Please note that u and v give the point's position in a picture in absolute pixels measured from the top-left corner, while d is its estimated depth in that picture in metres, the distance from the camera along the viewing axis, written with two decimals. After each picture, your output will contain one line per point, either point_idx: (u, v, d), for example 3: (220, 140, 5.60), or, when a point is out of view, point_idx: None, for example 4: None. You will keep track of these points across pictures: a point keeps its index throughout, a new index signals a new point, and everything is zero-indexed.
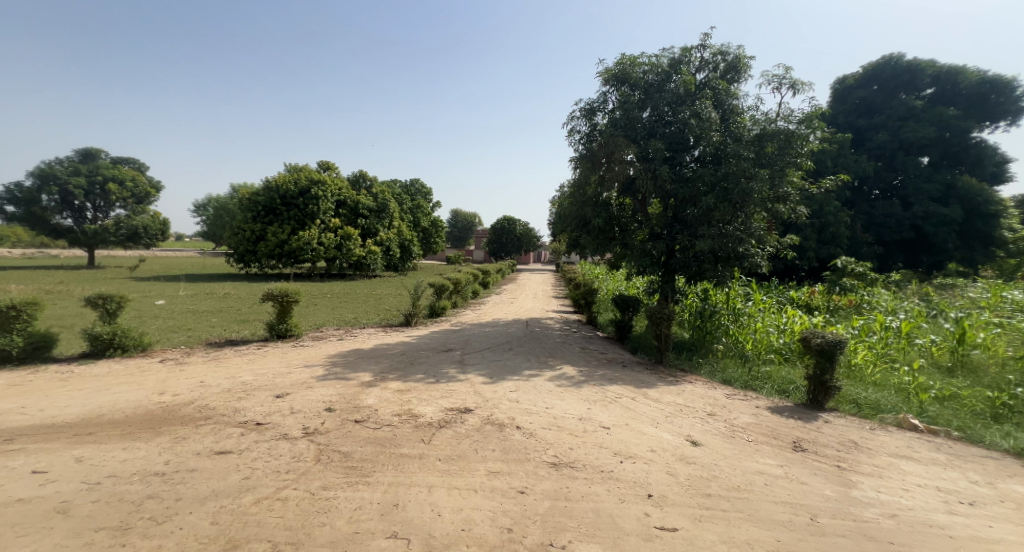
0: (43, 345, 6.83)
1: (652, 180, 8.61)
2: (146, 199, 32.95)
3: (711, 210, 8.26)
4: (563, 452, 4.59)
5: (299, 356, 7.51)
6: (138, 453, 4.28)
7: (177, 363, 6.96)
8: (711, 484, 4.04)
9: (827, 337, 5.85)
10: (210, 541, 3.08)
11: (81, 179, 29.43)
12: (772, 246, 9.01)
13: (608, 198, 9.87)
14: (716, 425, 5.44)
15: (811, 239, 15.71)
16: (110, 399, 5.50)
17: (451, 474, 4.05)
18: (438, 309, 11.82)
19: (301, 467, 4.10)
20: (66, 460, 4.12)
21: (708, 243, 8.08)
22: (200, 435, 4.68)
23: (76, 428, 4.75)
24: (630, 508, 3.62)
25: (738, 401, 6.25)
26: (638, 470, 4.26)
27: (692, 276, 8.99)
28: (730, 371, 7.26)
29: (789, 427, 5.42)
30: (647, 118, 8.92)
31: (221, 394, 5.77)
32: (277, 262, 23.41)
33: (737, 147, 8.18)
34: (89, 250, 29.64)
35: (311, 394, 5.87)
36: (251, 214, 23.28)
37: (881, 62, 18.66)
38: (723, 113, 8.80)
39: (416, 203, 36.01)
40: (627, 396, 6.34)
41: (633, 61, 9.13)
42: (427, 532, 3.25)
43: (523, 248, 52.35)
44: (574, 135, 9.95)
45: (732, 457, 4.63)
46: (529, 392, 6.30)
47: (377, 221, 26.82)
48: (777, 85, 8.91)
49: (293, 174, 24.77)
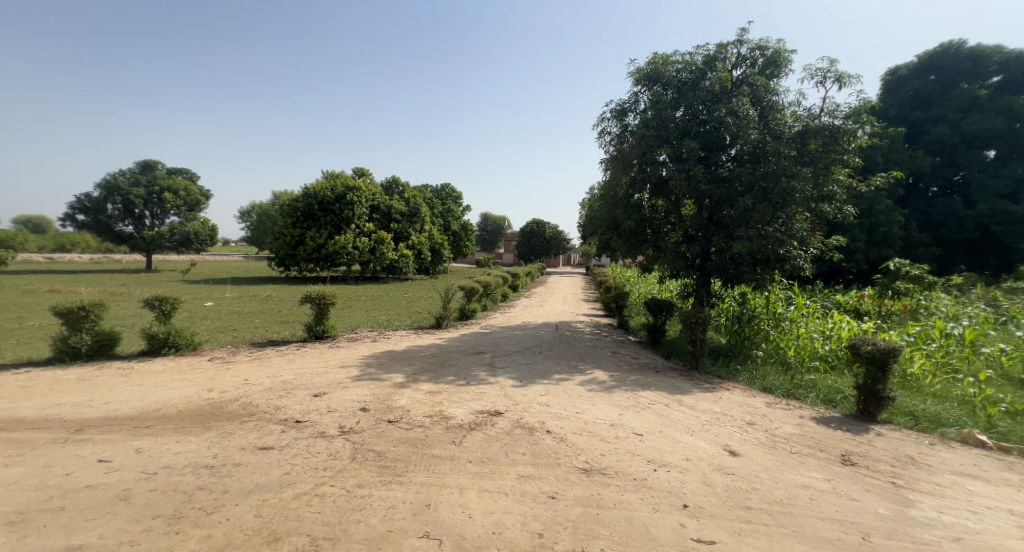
0: (108, 343, 7.36)
1: (687, 181, 8.31)
2: (197, 207, 34.91)
3: (749, 210, 7.92)
4: (595, 458, 4.53)
5: (335, 357, 7.76)
6: (190, 446, 4.55)
7: (224, 362, 7.35)
8: (752, 497, 3.88)
9: (879, 344, 5.51)
10: (254, 532, 3.23)
11: (141, 190, 31.58)
12: (816, 248, 8.54)
13: (640, 200, 9.63)
14: (756, 435, 5.22)
15: (861, 240, 14.84)
16: (164, 395, 5.86)
17: (482, 477, 4.08)
18: (468, 312, 11.93)
19: (337, 464, 4.24)
20: (127, 451, 4.43)
21: (745, 245, 7.72)
22: (245, 431, 4.92)
23: (136, 421, 5.10)
24: (664, 518, 3.52)
25: (780, 410, 5.96)
26: (673, 480, 4.15)
27: (730, 279, 8.64)
28: (771, 378, 6.95)
29: (836, 439, 5.13)
30: (681, 118, 8.70)
31: (264, 392, 6.04)
32: (315, 266, 24.32)
33: (778, 145, 7.83)
34: (147, 255, 31.90)
35: (345, 393, 6.05)
36: (292, 219, 24.30)
37: (938, 50, 17.46)
38: (762, 110, 8.47)
39: (447, 208, 36.79)
40: (660, 403, 6.18)
41: (665, 59, 8.97)
42: (459, 534, 3.28)
43: (553, 250, 52.11)
44: (605, 135, 9.82)
45: (774, 469, 4.41)
46: (560, 396, 6.26)
47: (409, 226, 27.40)
48: (821, 78, 8.50)
49: (331, 181, 25.66)
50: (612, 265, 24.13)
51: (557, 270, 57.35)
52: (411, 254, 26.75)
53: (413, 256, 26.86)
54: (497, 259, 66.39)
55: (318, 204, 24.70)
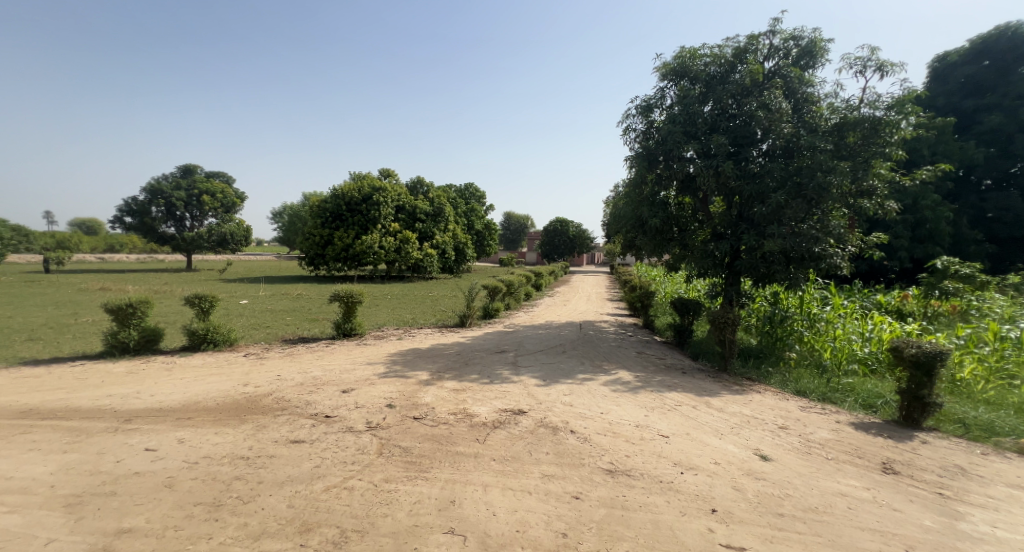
0: (153, 338, 7.77)
1: (715, 178, 8.08)
2: (233, 209, 36.35)
3: (782, 207, 7.63)
4: (620, 459, 4.48)
5: (363, 354, 7.96)
6: (228, 437, 4.76)
7: (259, 358, 7.65)
8: (785, 504, 3.75)
9: (924, 346, 5.22)
10: (287, 522, 3.36)
11: (182, 193, 33.15)
12: (854, 245, 8.17)
13: (667, 197, 9.44)
14: (789, 439, 5.04)
15: (904, 237, 14.15)
16: (203, 388, 6.16)
17: (506, 475, 4.10)
18: (491, 310, 12.00)
19: (364, 459, 4.35)
20: (171, 440, 4.67)
21: (778, 243, 7.43)
22: (278, 424, 5.12)
23: (179, 413, 5.37)
24: (691, 522, 3.45)
25: (815, 414, 5.74)
26: (700, 483, 4.06)
27: (760, 279, 8.34)
28: (806, 381, 6.70)
29: (877, 446, 4.90)
30: (709, 113, 8.48)
31: (296, 387, 6.26)
32: (343, 265, 25.00)
33: (814, 138, 7.52)
34: (187, 255, 33.50)
35: (372, 390, 6.20)
36: (321, 220, 25.05)
37: (994, 33, 16.34)
38: (796, 103, 8.17)
39: (471, 207, 37.10)
40: (687, 405, 6.05)
41: (693, 53, 8.76)
42: (483, 531, 3.31)
43: (577, 249, 51.75)
44: (630, 132, 9.67)
45: (808, 475, 4.25)
46: (584, 396, 6.21)
47: (434, 225, 27.72)
48: (861, 67, 8.10)
49: (358, 182, 26.26)
50: (637, 264, 23.73)
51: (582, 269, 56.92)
52: (435, 253, 27.09)
53: (437, 256, 27.20)
54: (521, 258, 66.44)
55: (346, 205, 25.34)
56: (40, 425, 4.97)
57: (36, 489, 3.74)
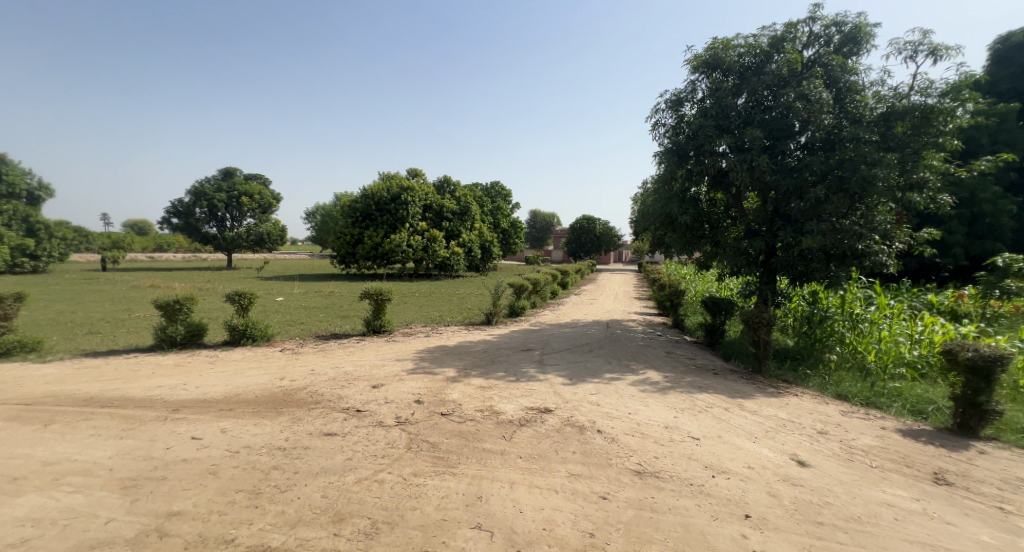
0: (198, 333, 8.20)
1: (749, 173, 7.79)
2: (270, 210, 37.83)
3: (822, 202, 7.28)
4: (648, 460, 4.40)
5: (391, 350, 8.13)
6: (266, 429, 4.98)
7: (294, 353, 7.95)
8: (824, 512, 3.59)
9: (982, 350, 4.86)
10: (321, 511, 3.48)
11: (223, 195, 34.74)
12: (903, 241, 7.70)
13: (698, 194, 9.20)
14: (829, 445, 4.81)
15: (959, 233, 13.24)
16: (243, 381, 6.45)
17: (533, 473, 4.11)
18: (517, 308, 12.03)
19: (394, 453, 4.45)
20: (215, 430, 4.92)
21: (817, 240, 7.09)
22: (312, 417, 5.31)
23: (221, 404, 5.65)
24: (723, 527, 3.36)
25: (858, 420, 5.45)
26: (733, 487, 3.94)
27: (798, 277, 7.98)
28: (847, 385, 6.39)
29: (926, 455, 4.61)
30: (743, 105, 8.19)
31: (328, 381, 6.47)
32: (372, 263, 25.65)
33: (857, 129, 7.14)
34: (227, 254, 35.13)
35: (401, 385, 6.33)
36: (352, 219, 25.75)
37: None
38: (838, 92, 7.79)
39: (497, 206, 37.22)
40: (719, 406, 5.87)
41: (726, 44, 8.47)
42: (510, 527, 3.33)
43: (605, 247, 51.11)
44: (659, 127, 9.45)
45: (850, 483, 4.06)
46: (611, 396, 6.14)
47: (460, 224, 27.95)
48: (912, 52, 7.61)
49: (387, 182, 26.80)
50: (666, 262, 23.21)
51: (610, 267, 56.19)
52: (462, 251, 27.32)
53: (464, 254, 27.43)
54: (549, 256, 66.19)
55: (375, 204, 25.92)
56: (99, 413, 5.34)
57: (97, 471, 4.03)
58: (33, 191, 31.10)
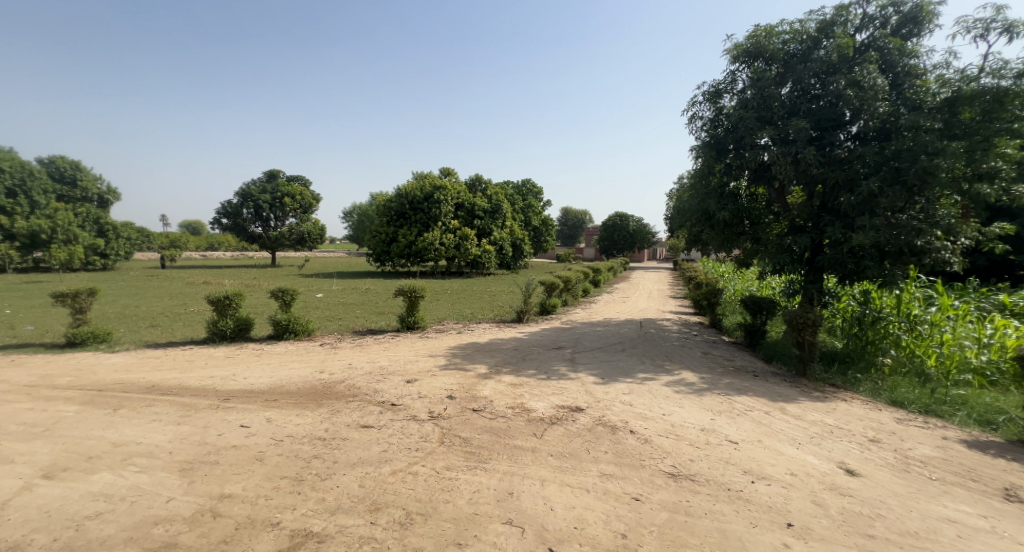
0: (245, 327, 8.67)
1: (794, 166, 7.38)
2: (310, 210, 39.40)
3: (876, 196, 6.81)
4: (683, 463, 4.29)
5: (425, 346, 8.30)
6: (308, 419, 5.20)
7: (332, 348, 8.26)
8: (876, 524, 3.37)
9: None
10: (359, 500, 3.60)
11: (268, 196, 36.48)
12: (969, 237, 7.10)
13: (737, 188, 8.83)
14: (882, 454, 4.52)
15: None
16: (286, 374, 6.77)
17: (564, 471, 4.09)
18: (549, 306, 11.98)
19: (427, 447, 4.54)
20: (261, 419, 5.19)
21: (870, 236, 6.64)
22: (350, 409, 5.50)
23: (267, 395, 5.96)
24: (764, 535, 3.23)
25: (915, 428, 5.09)
26: (774, 494, 3.77)
27: (848, 275, 7.52)
28: (903, 391, 5.98)
29: (995, 469, 4.24)
30: (788, 95, 7.79)
31: (364, 375, 6.69)
32: (406, 261, 26.27)
33: (917, 117, 6.62)
34: (271, 252, 36.90)
35: (434, 381, 6.45)
36: (387, 219, 26.45)
37: None
38: (895, 77, 7.28)
39: (529, 204, 37.15)
40: (760, 410, 5.63)
41: (769, 31, 8.07)
42: (541, 524, 3.33)
43: (639, 244, 50.06)
44: (695, 120, 9.14)
45: (905, 496, 3.79)
46: (644, 396, 6.02)
47: (492, 222, 28.06)
48: (982, 30, 6.98)
49: (420, 182, 27.29)
50: (703, 260, 22.46)
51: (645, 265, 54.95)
52: (493, 249, 27.47)
53: (495, 251, 27.57)
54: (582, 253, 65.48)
55: (409, 203, 26.50)
56: (160, 399, 5.75)
57: (159, 453, 4.35)
58: (103, 195, 33.75)
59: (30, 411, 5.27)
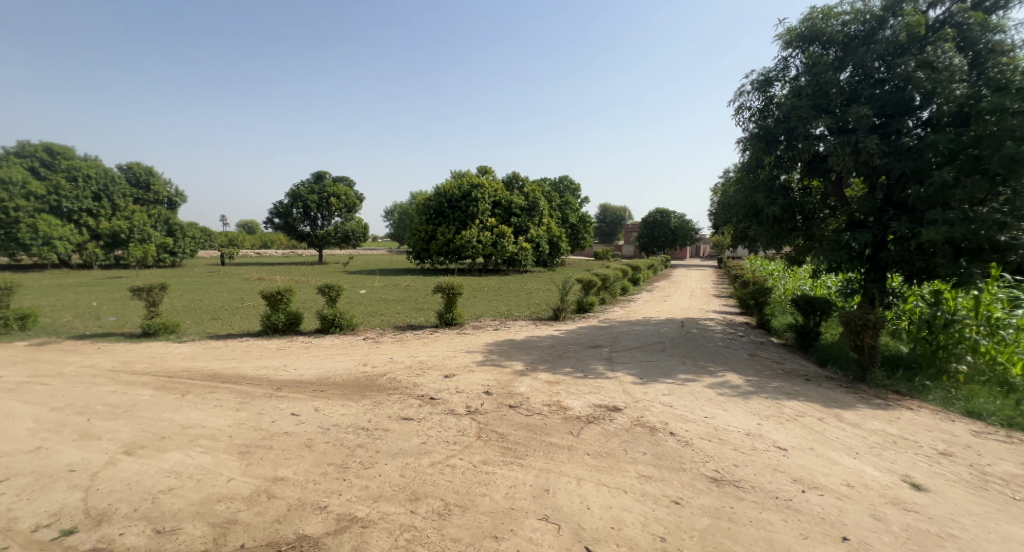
0: (295, 321, 9.13)
1: (853, 156, 6.85)
2: (355, 209, 40.94)
3: (950, 187, 6.20)
4: (727, 468, 4.11)
5: (462, 342, 8.41)
6: (351, 410, 5.41)
7: (375, 342, 8.55)
8: (947, 545, 3.09)
9: None
10: (399, 489, 3.71)
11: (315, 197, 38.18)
12: None
13: (788, 182, 8.33)
14: (954, 469, 4.13)
15: None
16: (331, 366, 7.09)
17: (601, 471, 4.03)
18: (587, 304, 11.80)
19: (464, 441, 4.61)
20: (309, 408, 5.46)
21: (942, 230, 6.07)
22: (391, 401, 5.67)
23: (315, 385, 6.26)
24: (816, 548, 3.04)
25: (996, 443, 4.61)
26: (829, 505, 3.54)
27: (915, 274, 6.92)
28: (981, 401, 5.45)
29: None
30: (847, 80, 7.24)
31: (405, 369, 6.89)
32: (445, 259, 26.72)
33: (1002, 98, 5.96)
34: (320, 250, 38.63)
35: (471, 376, 6.53)
36: (427, 217, 27.01)
37: None
38: (975, 56, 6.62)
39: (567, 201, 36.84)
40: (812, 416, 5.30)
41: (827, 13, 7.55)
42: (577, 523, 3.30)
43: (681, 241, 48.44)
44: (743, 111, 8.70)
45: (980, 515, 3.46)
46: (685, 398, 5.81)
47: (529, 220, 28.06)
48: None
49: (459, 181, 27.66)
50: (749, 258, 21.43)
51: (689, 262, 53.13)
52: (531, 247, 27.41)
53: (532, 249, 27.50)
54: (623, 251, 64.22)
55: (448, 202, 26.90)
56: (220, 387, 6.18)
57: (220, 436, 4.67)
58: (173, 198, 36.40)
59: (112, 394, 5.81)
